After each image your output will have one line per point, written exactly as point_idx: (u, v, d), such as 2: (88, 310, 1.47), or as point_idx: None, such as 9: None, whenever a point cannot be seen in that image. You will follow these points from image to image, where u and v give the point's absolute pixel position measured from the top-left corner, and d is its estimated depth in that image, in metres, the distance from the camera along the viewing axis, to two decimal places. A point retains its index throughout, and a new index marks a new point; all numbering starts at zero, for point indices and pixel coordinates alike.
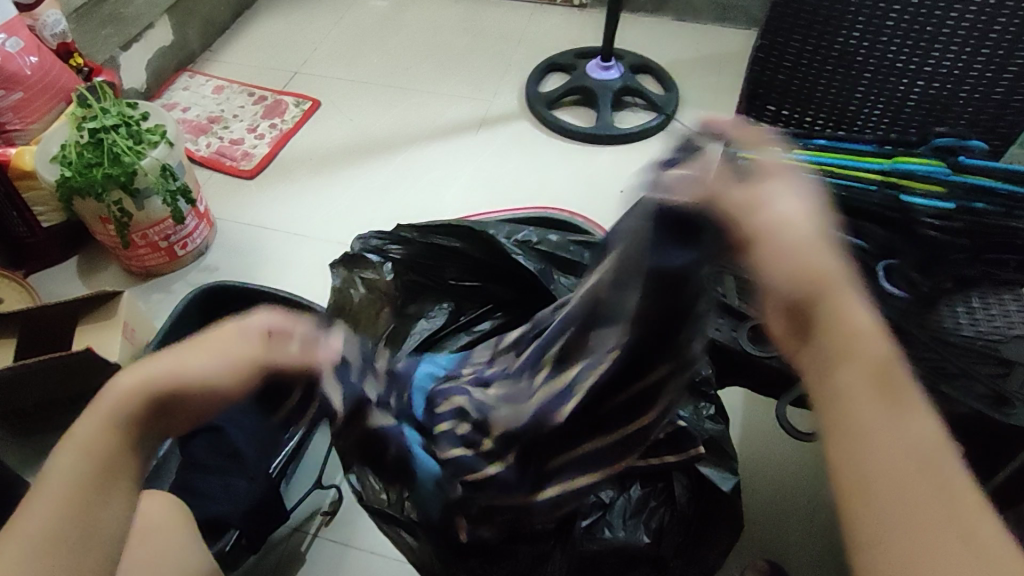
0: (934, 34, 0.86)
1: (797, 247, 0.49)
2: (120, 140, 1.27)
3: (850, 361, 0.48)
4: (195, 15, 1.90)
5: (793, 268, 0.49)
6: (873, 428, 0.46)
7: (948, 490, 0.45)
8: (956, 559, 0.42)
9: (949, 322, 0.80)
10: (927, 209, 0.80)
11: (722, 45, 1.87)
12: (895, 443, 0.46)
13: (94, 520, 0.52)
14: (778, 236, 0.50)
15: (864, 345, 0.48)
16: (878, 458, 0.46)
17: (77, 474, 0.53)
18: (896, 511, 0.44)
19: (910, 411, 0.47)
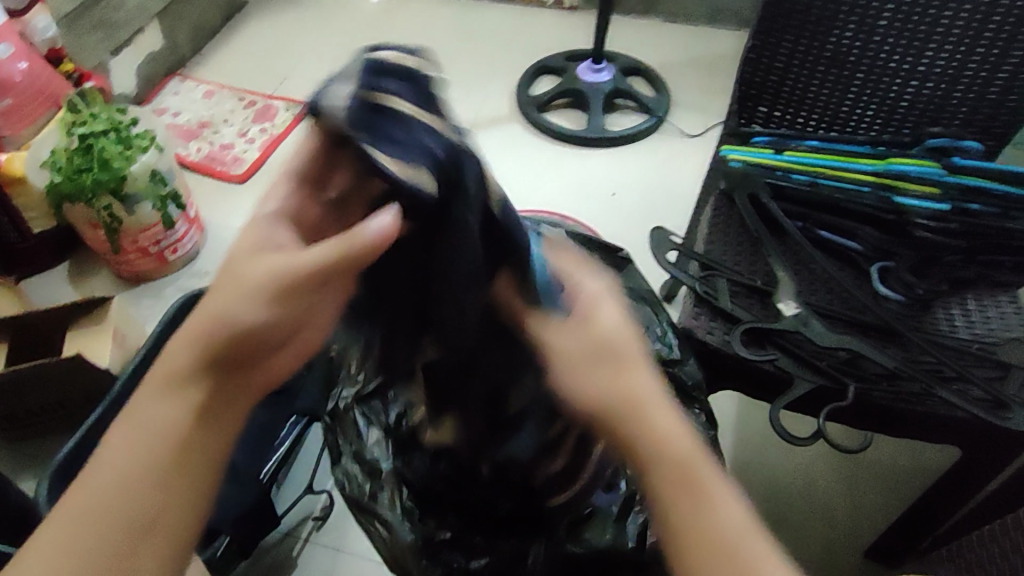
0: (927, 34, 0.86)
1: (590, 348, 0.53)
2: (110, 146, 1.26)
3: (674, 463, 0.50)
4: (185, 19, 1.90)
5: (602, 389, 0.51)
6: (689, 540, 0.49)
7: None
8: None
9: (943, 325, 0.79)
10: (924, 210, 0.80)
11: (714, 46, 1.87)
12: (721, 541, 0.49)
13: (161, 490, 0.51)
14: (584, 348, 0.52)
15: (671, 449, 0.50)
16: (707, 557, 0.48)
17: (128, 446, 0.51)
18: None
19: (727, 502, 0.50)
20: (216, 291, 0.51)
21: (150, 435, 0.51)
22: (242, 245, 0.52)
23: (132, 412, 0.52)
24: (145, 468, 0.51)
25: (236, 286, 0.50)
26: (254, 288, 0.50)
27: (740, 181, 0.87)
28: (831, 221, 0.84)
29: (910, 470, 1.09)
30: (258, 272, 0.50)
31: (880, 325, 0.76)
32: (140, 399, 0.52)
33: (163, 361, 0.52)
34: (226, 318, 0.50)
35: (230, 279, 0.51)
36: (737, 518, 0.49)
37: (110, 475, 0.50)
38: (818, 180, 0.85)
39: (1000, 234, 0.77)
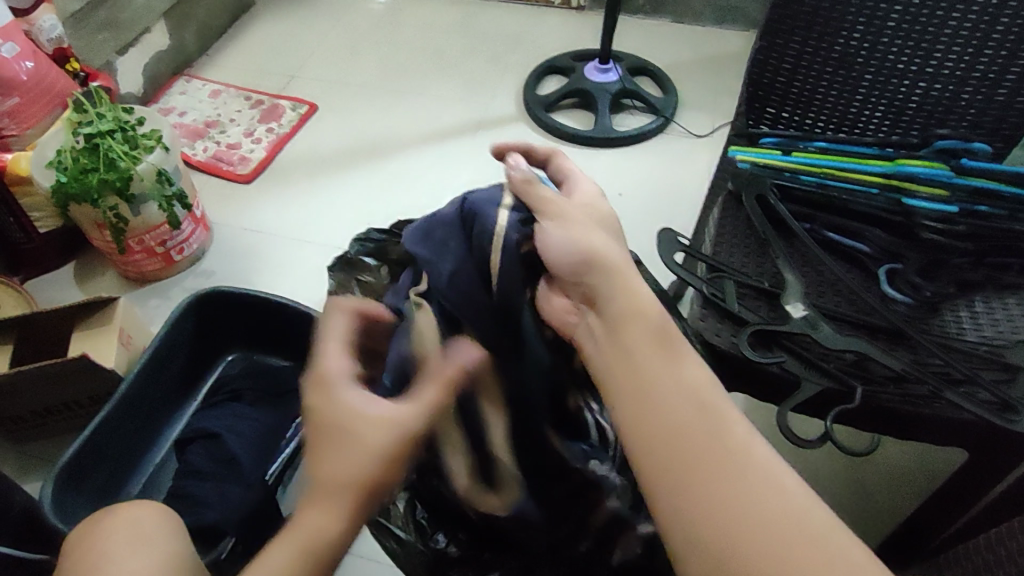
0: (935, 35, 0.85)
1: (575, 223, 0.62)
2: (116, 145, 1.27)
3: (630, 321, 0.56)
4: (192, 19, 1.90)
5: (575, 247, 0.59)
6: (657, 388, 0.53)
7: (718, 427, 0.51)
8: (723, 483, 0.48)
9: (950, 328, 0.78)
10: (928, 212, 0.80)
11: (721, 46, 1.86)
12: (668, 393, 0.53)
13: None
14: (569, 216, 0.62)
15: (639, 313, 0.57)
16: (654, 405, 0.52)
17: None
18: (682, 472, 0.50)
19: (684, 366, 0.55)
20: (349, 460, 0.53)
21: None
22: (338, 408, 0.56)
23: (260, 574, 0.50)
24: None
25: (375, 455, 0.53)
26: (390, 452, 0.54)
27: (748, 183, 0.87)
28: (839, 222, 0.84)
29: (920, 474, 1.09)
30: (390, 440, 0.54)
31: (887, 327, 0.76)
32: (270, 561, 0.50)
33: (301, 525, 0.52)
34: (367, 486, 0.53)
35: (366, 447, 0.54)
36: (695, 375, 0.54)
37: None
38: (826, 182, 0.85)
39: (1007, 236, 0.78)
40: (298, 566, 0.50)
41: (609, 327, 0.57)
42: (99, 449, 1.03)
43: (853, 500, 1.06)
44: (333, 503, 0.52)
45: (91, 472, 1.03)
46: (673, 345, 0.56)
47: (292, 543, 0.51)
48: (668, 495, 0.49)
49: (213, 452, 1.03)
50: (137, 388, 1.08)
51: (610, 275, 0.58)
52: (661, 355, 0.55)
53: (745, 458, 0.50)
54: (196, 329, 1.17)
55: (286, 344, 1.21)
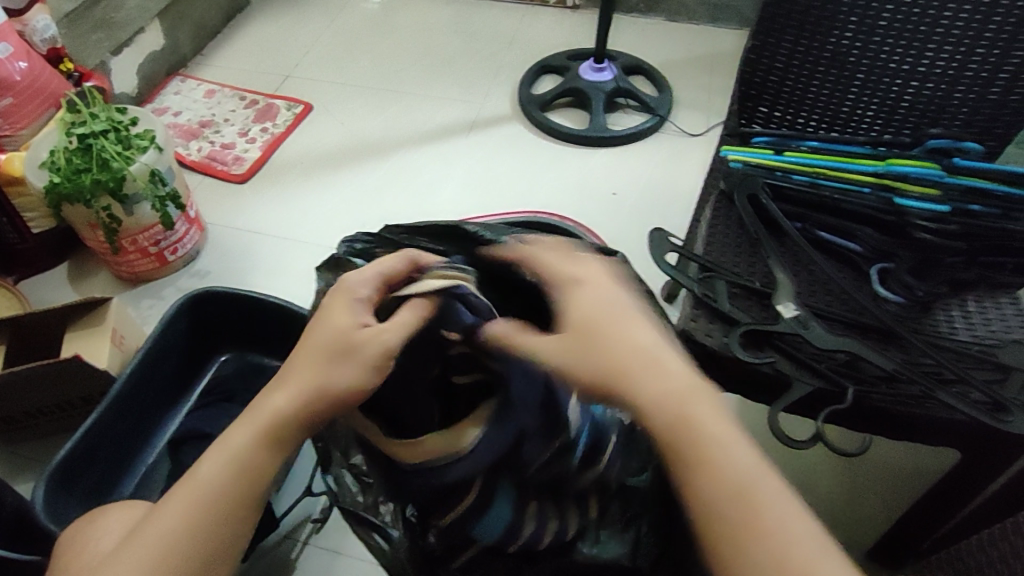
0: (928, 33, 0.85)
1: (600, 316, 0.55)
2: (109, 145, 1.26)
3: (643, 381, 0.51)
4: (186, 19, 1.90)
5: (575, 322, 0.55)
6: (699, 465, 0.49)
7: (756, 491, 0.47)
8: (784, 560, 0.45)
9: (943, 328, 0.78)
10: (920, 211, 0.80)
11: (716, 45, 1.86)
12: (711, 462, 0.49)
13: (223, 516, 0.55)
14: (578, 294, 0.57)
15: (651, 375, 0.52)
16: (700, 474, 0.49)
17: (221, 484, 0.56)
18: (754, 559, 0.45)
19: (709, 422, 0.50)
20: (330, 363, 0.58)
21: (246, 477, 0.56)
22: (336, 313, 0.60)
23: (228, 444, 0.57)
24: (217, 515, 0.55)
25: (353, 359, 0.57)
26: (367, 362, 0.58)
27: (740, 182, 0.87)
28: (832, 222, 0.83)
29: (913, 471, 1.09)
30: (372, 349, 0.58)
31: (879, 327, 0.76)
32: (239, 438, 0.57)
33: (268, 408, 0.57)
34: (336, 387, 0.57)
35: (348, 354, 0.58)
36: (748, 459, 0.49)
37: (190, 509, 0.55)
38: (818, 181, 0.85)
39: (1000, 235, 0.77)
40: (255, 443, 0.56)
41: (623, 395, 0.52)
42: (92, 449, 1.03)
43: (846, 499, 1.06)
44: (293, 392, 0.57)
45: (85, 473, 1.02)
46: (687, 400, 0.51)
47: (252, 421, 0.57)
48: None
49: None
50: (130, 389, 1.07)
51: (607, 335, 0.54)
52: (686, 416, 0.50)
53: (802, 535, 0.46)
54: (188, 330, 1.16)
55: (280, 345, 1.21)
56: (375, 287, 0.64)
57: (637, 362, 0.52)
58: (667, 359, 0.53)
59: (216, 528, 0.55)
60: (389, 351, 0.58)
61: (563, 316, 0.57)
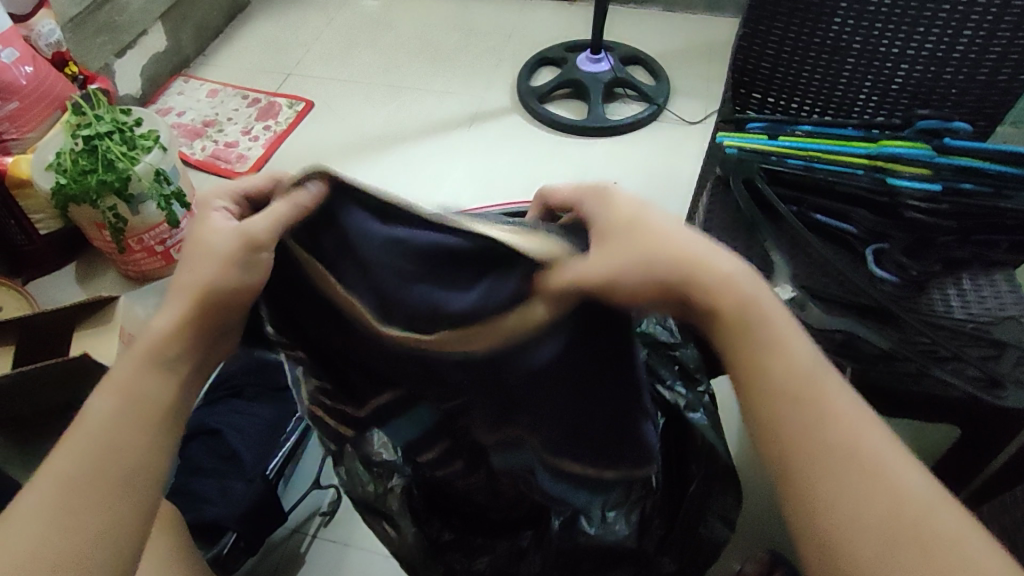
0: (915, 17, 0.85)
1: (692, 261, 0.48)
2: (115, 146, 1.29)
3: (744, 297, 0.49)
4: (188, 20, 1.91)
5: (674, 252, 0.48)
6: (776, 366, 0.48)
7: (833, 405, 0.48)
8: (851, 476, 0.45)
9: (939, 308, 0.79)
10: (911, 191, 0.79)
11: (712, 33, 1.86)
12: (787, 364, 0.48)
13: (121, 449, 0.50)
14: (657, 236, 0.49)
15: (745, 295, 0.49)
16: (782, 366, 0.48)
17: (114, 414, 0.50)
18: (825, 466, 0.46)
19: (796, 348, 0.49)
20: (194, 265, 0.50)
21: (132, 402, 0.50)
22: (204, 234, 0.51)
23: (118, 376, 0.51)
24: (115, 452, 0.49)
25: (212, 260, 0.48)
26: (227, 256, 0.48)
27: (736, 166, 0.87)
28: (827, 205, 0.85)
29: (917, 446, 1.09)
30: (230, 240, 0.48)
31: (875, 307, 0.77)
32: (121, 368, 0.52)
33: (148, 331, 0.51)
34: (210, 290, 0.49)
35: (208, 257, 0.49)
36: (808, 366, 0.49)
37: (85, 443, 0.49)
38: (812, 164, 0.85)
39: (992, 212, 0.77)
40: (134, 370, 0.51)
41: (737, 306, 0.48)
42: None
43: None
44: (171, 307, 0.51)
45: None
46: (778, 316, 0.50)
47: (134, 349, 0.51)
48: (821, 486, 0.45)
49: (215, 449, 1.03)
50: None
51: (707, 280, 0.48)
52: (780, 330, 0.49)
53: (876, 460, 0.46)
54: None
55: None
56: (233, 203, 0.54)
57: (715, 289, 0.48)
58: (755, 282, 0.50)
59: (107, 466, 0.49)
60: (248, 238, 0.47)
61: (654, 237, 0.49)
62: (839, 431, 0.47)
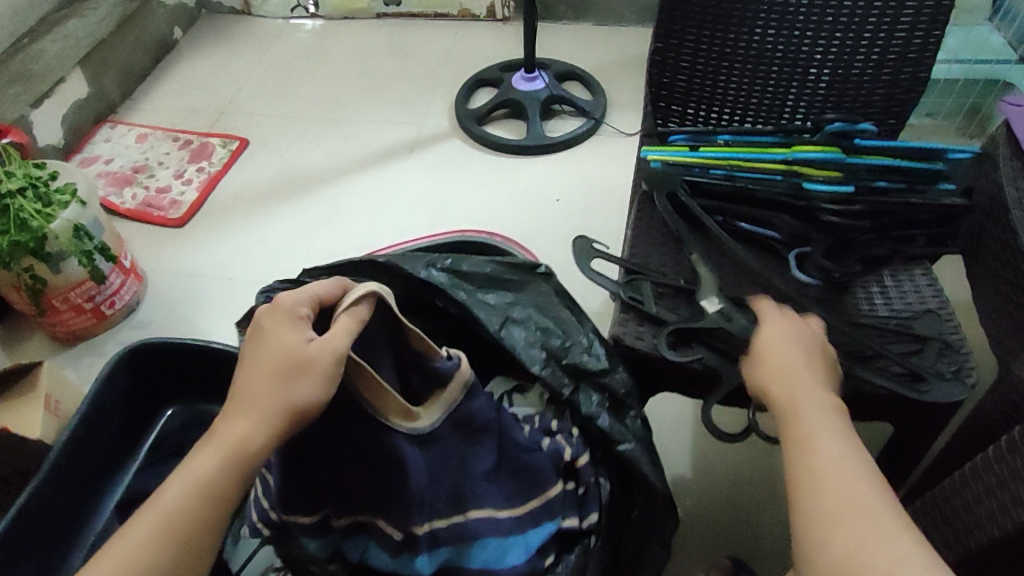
0: (818, 23, 0.88)
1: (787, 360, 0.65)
2: (28, 205, 1.23)
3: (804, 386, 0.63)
4: (109, 63, 1.85)
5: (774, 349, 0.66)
6: (814, 430, 0.59)
7: (865, 478, 0.55)
8: (862, 524, 0.52)
9: (862, 305, 0.80)
10: (826, 195, 0.81)
11: (645, 46, 1.89)
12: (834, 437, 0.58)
13: (195, 530, 0.55)
14: (769, 328, 0.69)
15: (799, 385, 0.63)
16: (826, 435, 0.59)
17: (191, 505, 0.55)
18: (832, 514, 0.54)
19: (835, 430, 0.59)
20: (283, 379, 0.58)
21: (215, 501, 0.56)
22: (278, 344, 0.59)
23: (190, 471, 0.56)
24: (196, 531, 0.55)
25: (309, 372, 0.58)
26: (324, 369, 0.59)
27: (660, 181, 0.87)
28: (749, 212, 0.84)
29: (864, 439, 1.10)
30: (324, 357, 0.59)
31: (802, 311, 0.77)
32: (202, 466, 0.56)
33: (228, 431, 0.57)
34: (306, 405, 0.58)
35: (303, 361, 0.58)
36: (850, 452, 0.57)
37: (154, 526, 0.54)
38: (733, 173, 0.86)
39: (905, 209, 0.80)
40: (214, 468, 0.56)
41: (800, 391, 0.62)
42: (30, 527, 0.99)
43: None
44: (254, 414, 0.57)
45: (24, 552, 0.98)
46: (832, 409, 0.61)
47: (213, 448, 0.57)
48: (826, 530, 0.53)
49: None
50: (66, 456, 1.04)
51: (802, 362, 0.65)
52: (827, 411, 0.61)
53: (888, 524, 0.52)
54: (129, 382, 1.15)
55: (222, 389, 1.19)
56: (312, 306, 0.64)
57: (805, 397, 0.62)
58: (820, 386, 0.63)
59: (191, 550, 0.54)
60: (337, 356, 0.59)
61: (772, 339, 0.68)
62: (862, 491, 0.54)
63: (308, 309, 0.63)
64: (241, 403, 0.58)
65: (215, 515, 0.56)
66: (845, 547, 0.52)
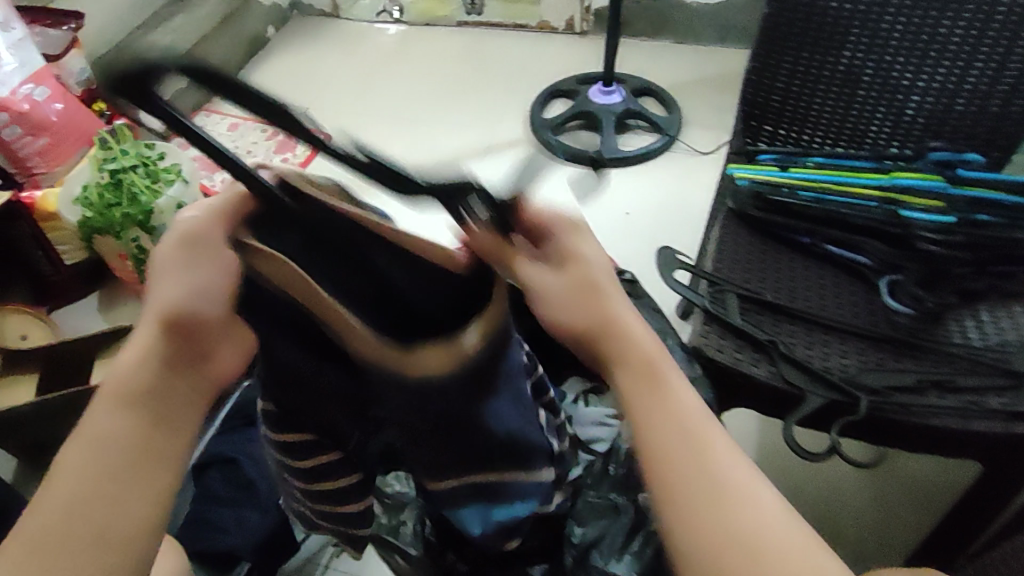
0: (926, 48, 0.87)
1: (608, 328, 0.56)
2: (138, 180, 1.32)
3: (637, 362, 0.55)
4: (211, 57, 1.98)
5: (574, 311, 0.55)
6: (652, 419, 0.54)
7: (708, 455, 0.53)
8: (704, 513, 0.51)
9: (956, 336, 0.77)
10: (925, 223, 0.80)
11: (723, 65, 1.88)
12: (666, 417, 0.54)
13: (95, 489, 0.50)
14: (553, 287, 0.55)
15: (635, 350, 0.56)
16: (664, 416, 0.54)
17: (84, 459, 0.51)
18: (687, 516, 0.51)
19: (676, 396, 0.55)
20: (158, 300, 0.54)
21: (110, 446, 0.51)
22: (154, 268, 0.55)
23: (86, 425, 0.53)
24: (91, 489, 0.50)
25: (172, 280, 0.53)
26: (189, 278, 0.53)
27: (749, 200, 0.89)
28: (839, 236, 0.84)
29: (939, 478, 1.09)
30: (183, 259, 0.53)
31: (893, 339, 0.76)
32: (95, 419, 0.52)
33: (114, 371, 0.53)
34: (187, 317, 0.53)
35: (201, 280, 0.53)
36: (694, 423, 0.54)
37: (51, 498, 0.50)
38: (824, 197, 0.86)
39: (1008, 244, 0.77)
40: (107, 418, 0.52)
41: (635, 374, 0.55)
42: None
43: (873, 518, 1.05)
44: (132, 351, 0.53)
45: None
46: (660, 377, 0.56)
47: (103, 398, 0.53)
48: (683, 536, 0.51)
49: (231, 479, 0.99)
50: None
51: (603, 324, 0.56)
52: (654, 384, 0.55)
53: (756, 503, 0.52)
54: None
55: None
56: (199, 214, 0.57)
57: (638, 378, 0.55)
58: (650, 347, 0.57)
59: (91, 509, 0.50)
60: (200, 254, 0.53)
61: (562, 312, 0.55)
62: (701, 473, 0.52)
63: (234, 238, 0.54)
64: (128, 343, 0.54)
65: (114, 467, 0.51)
66: (716, 535, 0.50)
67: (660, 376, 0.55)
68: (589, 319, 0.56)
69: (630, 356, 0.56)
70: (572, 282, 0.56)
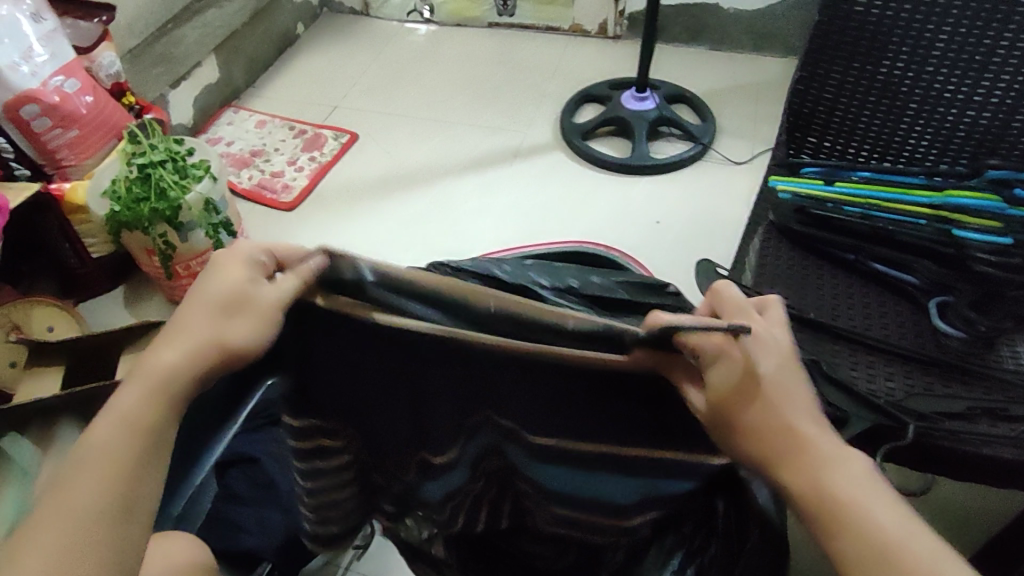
0: (983, 63, 0.84)
1: (784, 447, 0.49)
2: (167, 175, 1.33)
3: (820, 485, 0.48)
4: (240, 53, 1.98)
5: (749, 439, 0.49)
6: (846, 532, 0.47)
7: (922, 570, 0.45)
8: None
9: (1008, 363, 0.75)
10: (981, 244, 0.75)
11: (758, 73, 1.86)
12: (863, 528, 0.47)
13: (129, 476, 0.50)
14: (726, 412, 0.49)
15: (821, 463, 0.49)
16: (859, 528, 0.47)
17: (121, 446, 0.50)
18: None
19: (873, 505, 0.48)
20: (223, 317, 0.51)
21: (147, 439, 0.51)
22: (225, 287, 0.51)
23: (119, 408, 0.51)
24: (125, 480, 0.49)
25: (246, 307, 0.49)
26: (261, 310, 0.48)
27: (790, 214, 0.88)
28: (888, 254, 0.82)
29: (974, 504, 1.07)
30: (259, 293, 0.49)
31: (941, 362, 0.74)
32: (133, 403, 0.51)
33: (160, 366, 0.52)
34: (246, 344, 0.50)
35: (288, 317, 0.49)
36: (900, 534, 0.47)
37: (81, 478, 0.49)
38: (871, 213, 0.84)
39: None
40: (148, 408, 0.51)
41: (818, 496, 0.48)
42: None
43: None
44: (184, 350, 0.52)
45: None
46: (848, 486, 0.48)
47: (143, 384, 0.52)
48: None
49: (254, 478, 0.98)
50: None
51: (777, 445, 0.49)
52: (840, 496, 0.48)
53: None
54: None
55: None
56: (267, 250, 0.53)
57: (820, 499, 0.48)
58: (832, 451, 0.49)
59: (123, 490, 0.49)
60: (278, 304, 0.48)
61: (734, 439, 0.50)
62: None
63: (269, 258, 0.53)
64: (169, 335, 0.53)
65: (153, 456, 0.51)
66: None
67: (848, 486, 0.48)
68: (762, 443, 0.49)
69: (811, 477, 0.48)
70: (743, 408, 0.49)
